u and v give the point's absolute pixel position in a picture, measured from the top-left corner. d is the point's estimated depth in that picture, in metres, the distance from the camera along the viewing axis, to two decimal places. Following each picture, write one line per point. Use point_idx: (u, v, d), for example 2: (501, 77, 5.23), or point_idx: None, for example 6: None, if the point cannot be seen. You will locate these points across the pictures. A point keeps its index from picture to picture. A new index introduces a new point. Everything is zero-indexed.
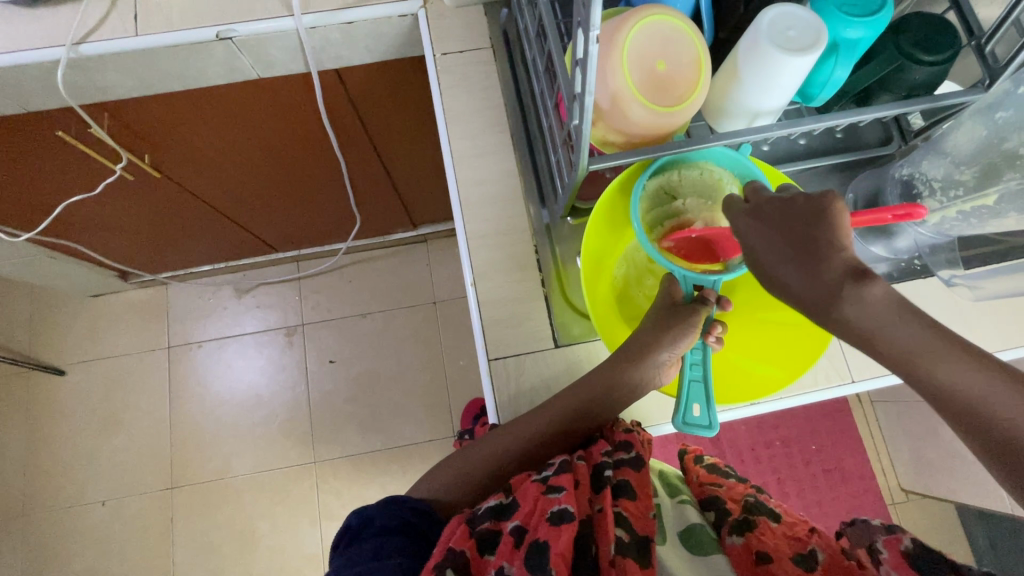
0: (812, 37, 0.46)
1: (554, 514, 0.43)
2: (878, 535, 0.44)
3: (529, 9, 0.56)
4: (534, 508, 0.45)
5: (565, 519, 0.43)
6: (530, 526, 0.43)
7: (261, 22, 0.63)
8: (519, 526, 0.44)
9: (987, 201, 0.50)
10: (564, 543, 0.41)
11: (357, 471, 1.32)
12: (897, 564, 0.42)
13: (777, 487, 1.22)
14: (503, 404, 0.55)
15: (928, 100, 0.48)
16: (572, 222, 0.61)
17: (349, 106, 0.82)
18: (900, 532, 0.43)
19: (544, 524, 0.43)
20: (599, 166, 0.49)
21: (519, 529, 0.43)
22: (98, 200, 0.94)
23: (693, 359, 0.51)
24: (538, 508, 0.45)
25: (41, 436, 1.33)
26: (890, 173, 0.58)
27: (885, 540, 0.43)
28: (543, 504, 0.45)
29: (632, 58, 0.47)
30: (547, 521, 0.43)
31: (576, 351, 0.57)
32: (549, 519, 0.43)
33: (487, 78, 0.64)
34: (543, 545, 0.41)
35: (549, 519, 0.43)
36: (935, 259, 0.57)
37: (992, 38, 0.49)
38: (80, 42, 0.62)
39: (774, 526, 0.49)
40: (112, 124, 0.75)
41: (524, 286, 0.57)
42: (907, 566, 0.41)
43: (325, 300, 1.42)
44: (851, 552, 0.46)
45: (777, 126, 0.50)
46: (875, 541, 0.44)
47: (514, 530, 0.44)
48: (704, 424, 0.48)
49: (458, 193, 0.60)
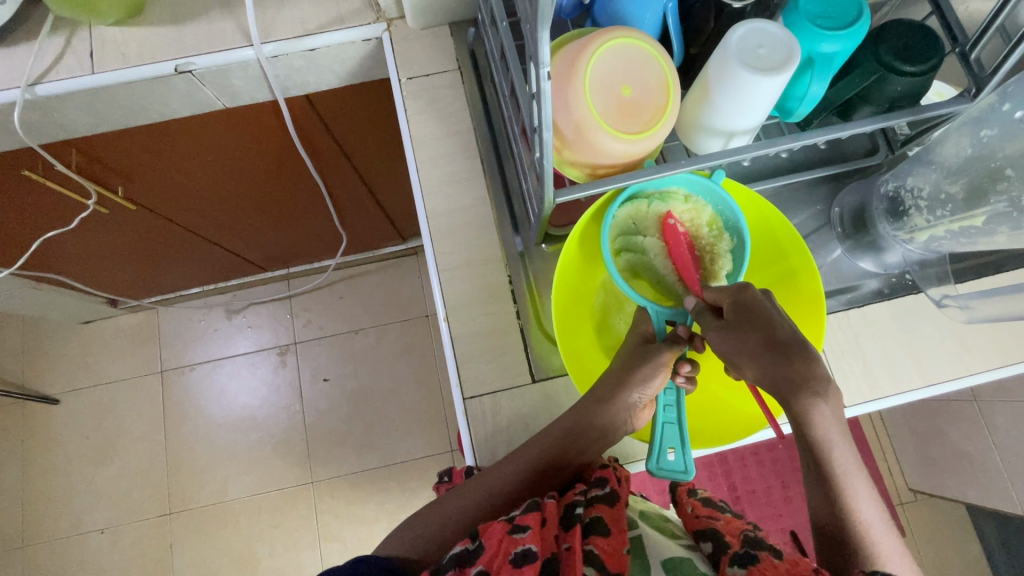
0: (784, 54, 0.44)
1: (517, 555, 0.42)
2: None
3: (492, 31, 0.54)
4: (497, 550, 0.43)
5: (528, 558, 0.42)
6: (493, 569, 0.42)
7: (220, 53, 0.61)
8: (482, 570, 0.42)
9: (975, 222, 0.48)
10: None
11: (354, 489, 1.31)
12: None
13: (781, 492, 1.20)
14: (479, 444, 0.54)
15: (912, 112, 0.46)
16: (548, 249, 0.58)
17: (323, 128, 0.80)
18: None
19: (506, 565, 0.42)
20: (567, 198, 0.47)
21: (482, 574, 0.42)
22: (74, 234, 0.92)
23: (666, 400, 0.50)
24: (501, 550, 0.43)
25: (38, 466, 1.32)
26: (876, 186, 0.55)
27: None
28: (506, 545, 0.43)
29: (595, 83, 0.45)
30: (509, 563, 0.42)
31: (555, 385, 0.55)
32: (511, 561, 0.42)
33: (454, 102, 0.62)
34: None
35: (512, 561, 0.42)
36: (926, 275, 0.54)
37: (977, 44, 0.46)
38: (35, 82, 0.60)
39: (777, 561, 0.45)
40: (80, 161, 0.74)
41: (497, 318, 0.55)
42: None
43: (317, 317, 1.41)
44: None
45: (752, 147, 0.47)
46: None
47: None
48: (681, 469, 0.47)
49: (427, 224, 0.58)
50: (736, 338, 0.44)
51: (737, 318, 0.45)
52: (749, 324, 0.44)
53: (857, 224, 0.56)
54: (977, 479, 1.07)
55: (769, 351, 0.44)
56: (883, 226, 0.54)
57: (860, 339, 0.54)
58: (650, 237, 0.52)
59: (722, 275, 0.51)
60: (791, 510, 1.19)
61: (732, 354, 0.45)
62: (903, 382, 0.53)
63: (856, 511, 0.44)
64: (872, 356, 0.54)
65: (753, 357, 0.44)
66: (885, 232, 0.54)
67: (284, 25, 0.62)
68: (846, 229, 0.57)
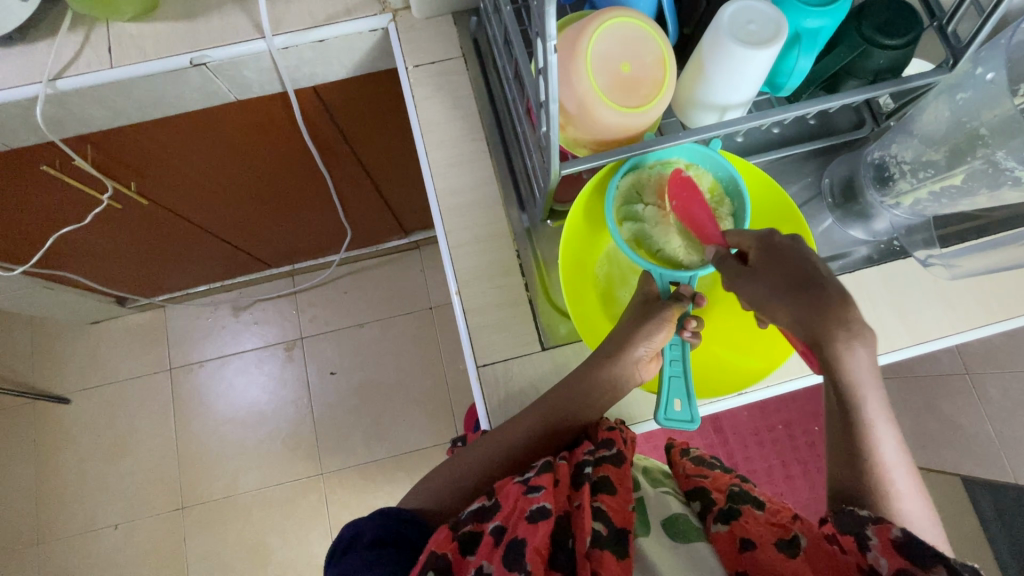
0: (772, 29, 0.47)
1: (532, 512, 0.45)
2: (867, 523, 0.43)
3: (496, 16, 0.57)
4: (513, 507, 0.46)
5: (542, 516, 0.45)
6: (509, 525, 0.45)
7: (232, 45, 0.64)
8: (499, 525, 0.46)
9: (954, 180, 0.51)
10: (540, 538, 0.43)
11: (364, 480, 1.33)
12: (885, 550, 0.41)
13: (782, 470, 1.23)
14: (492, 409, 0.56)
15: (894, 83, 0.49)
16: (552, 224, 0.61)
17: (329, 120, 0.83)
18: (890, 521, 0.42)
19: (522, 522, 0.44)
20: (572, 170, 0.50)
21: (500, 529, 0.45)
22: (87, 230, 0.95)
23: (673, 355, 0.51)
24: (517, 507, 0.46)
25: (50, 465, 1.34)
26: (863, 156, 0.58)
27: (875, 528, 0.42)
28: (522, 503, 0.46)
29: (596, 61, 0.48)
30: (525, 519, 0.45)
31: (563, 352, 0.57)
32: (527, 517, 0.45)
33: (459, 87, 0.65)
34: (519, 541, 0.43)
35: (528, 517, 0.45)
36: (912, 241, 0.57)
37: (953, 18, 0.49)
38: (56, 77, 0.62)
39: (758, 514, 0.50)
40: (95, 155, 0.76)
41: (506, 291, 0.58)
42: (895, 553, 0.40)
43: (322, 312, 1.43)
44: (836, 538, 0.45)
45: (745, 118, 0.50)
46: (863, 529, 0.43)
47: (494, 530, 0.45)
48: (687, 419, 0.49)
49: (437, 203, 0.61)
50: (764, 282, 0.46)
51: (763, 262, 0.47)
52: (771, 265, 0.46)
53: (846, 194, 0.60)
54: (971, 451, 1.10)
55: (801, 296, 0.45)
56: (872, 194, 0.57)
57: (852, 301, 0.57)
58: (650, 204, 0.54)
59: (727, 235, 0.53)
60: (791, 487, 1.22)
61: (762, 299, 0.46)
62: (892, 340, 0.56)
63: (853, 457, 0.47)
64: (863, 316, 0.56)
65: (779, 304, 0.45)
66: (873, 200, 0.57)
67: (294, 18, 0.65)
68: (836, 199, 0.61)
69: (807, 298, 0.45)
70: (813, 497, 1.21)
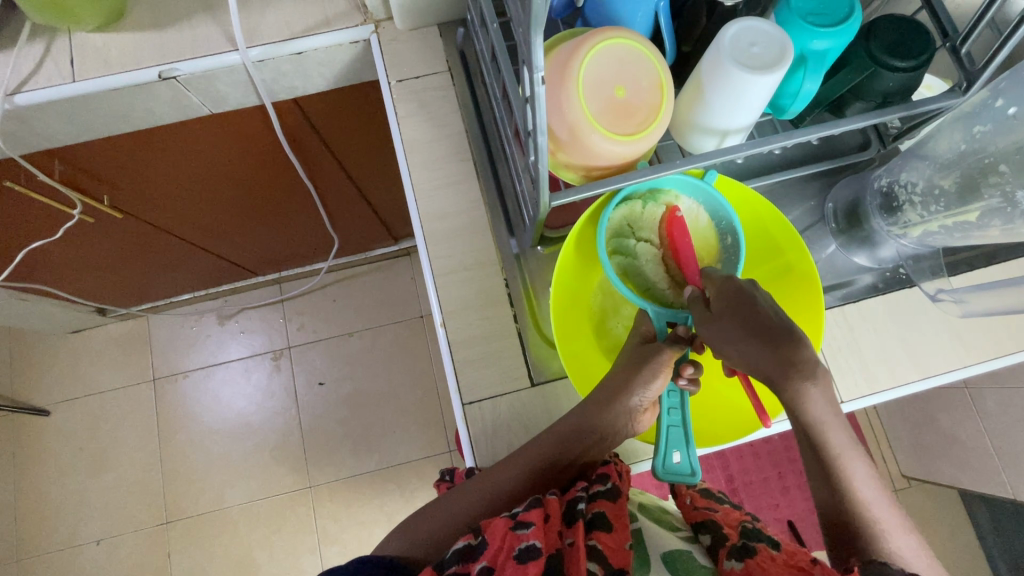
0: (778, 52, 0.44)
1: (521, 551, 0.43)
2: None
3: (482, 31, 0.53)
4: (501, 545, 0.44)
5: (532, 555, 0.42)
6: (497, 565, 0.42)
7: (203, 58, 0.60)
8: (487, 566, 0.42)
9: (969, 217, 0.48)
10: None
11: (353, 493, 1.30)
12: None
13: (778, 483, 1.21)
14: (479, 448, 0.53)
15: (904, 107, 0.46)
16: (544, 251, 0.58)
17: (311, 130, 0.79)
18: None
19: (510, 562, 0.42)
20: (563, 201, 0.46)
21: (487, 569, 0.42)
22: (59, 244, 0.91)
23: (670, 403, 0.49)
24: (505, 545, 0.43)
25: (30, 479, 1.31)
26: (869, 181, 0.55)
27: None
28: (510, 541, 0.44)
29: (588, 85, 0.45)
30: (513, 559, 0.42)
31: (553, 388, 0.55)
32: (515, 557, 0.42)
33: (445, 104, 0.61)
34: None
35: (517, 556, 0.42)
36: (919, 268, 0.54)
37: (968, 39, 0.46)
38: (14, 92, 0.58)
39: (775, 554, 0.47)
40: (63, 170, 0.72)
41: (494, 322, 0.55)
42: None
43: (310, 320, 1.40)
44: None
45: (745, 146, 0.47)
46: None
47: (482, 571, 0.42)
48: (687, 472, 0.47)
49: (422, 228, 0.58)
50: (722, 327, 0.44)
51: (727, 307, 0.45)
52: (736, 311, 0.44)
53: (850, 219, 0.57)
54: (969, 466, 1.09)
55: (751, 342, 0.43)
56: (878, 222, 0.54)
57: (857, 336, 0.54)
58: (643, 241, 0.52)
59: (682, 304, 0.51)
60: (788, 500, 1.20)
61: (719, 344, 0.44)
62: (900, 376, 0.53)
63: (855, 504, 0.45)
64: (868, 350, 0.54)
65: (740, 347, 0.43)
66: (878, 228, 0.54)
67: (270, 28, 0.61)
68: (839, 225, 0.58)
69: (773, 343, 0.42)
70: (809, 510, 1.20)
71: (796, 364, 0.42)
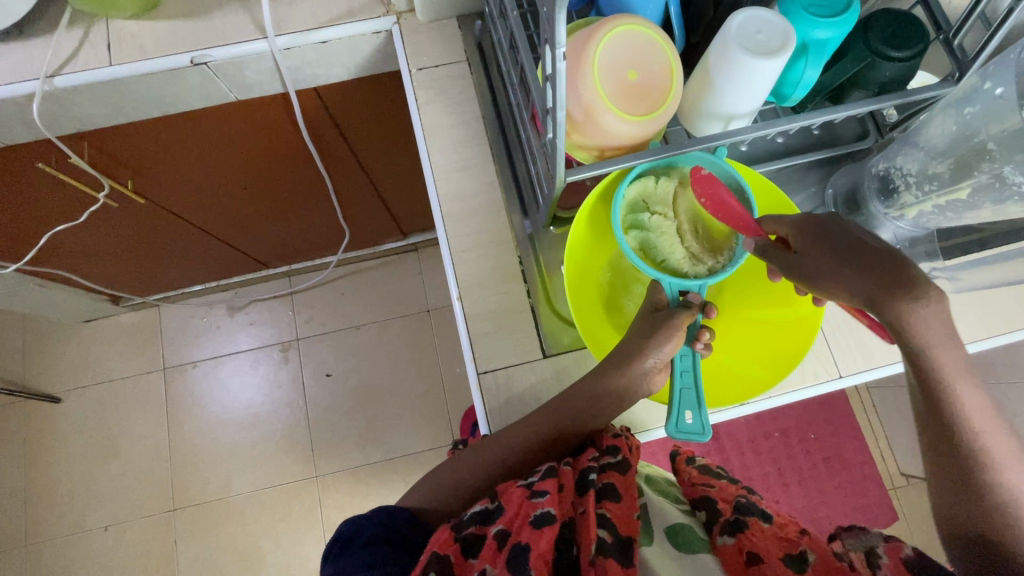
0: (781, 40, 0.46)
1: (537, 516, 0.44)
2: (877, 542, 0.44)
3: (501, 21, 0.56)
4: (517, 511, 0.46)
5: (547, 521, 0.44)
6: (513, 530, 0.44)
7: (233, 45, 0.63)
8: (503, 530, 0.45)
9: (960, 194, 0.51)
10: (545, 544, 0.43)
11: (358, 483, 1.32)
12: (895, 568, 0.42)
13: (778, 478, 1.22)
14: (493, 416, 0.56)
15: (900, 95, 0.49)
16: (555, 230, 0.61)
17: (330, 121, 0.82)
18: (900, 540, 0.43)
19: (526, 527, 0.44)
20: (577, 177, 0.49)
21: (503, 533, 0.44)
22: (81, 228, 0.93)
23: (683, 366, 0.52)
24: (521, 512, 0.45)
25: (39, 465, 1.32)
26: (867, 168, 0.58)
27: (885, 546, 0.43)
28: (526, 508, 0.46)
29: (603, 68, 0.48)
30: (529, 524, 0.44)
31: (564, 359, 0.57)
32: (531, 522, 0.44)
33: (463, 92, 0.64)
34: (523, 548, 0.42)
35: (532, 522, 0.44)
36: (915, 251, 0.57)
37: (960, 31, 0.49)
38: (54, 74, 0.61)
39: (765, 526, 0.49)
40: (92, 154, 0.75)
41: (508, 297, 0.58)
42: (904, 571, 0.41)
43: (319, 313, 1.42)
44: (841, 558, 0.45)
45: (751, 129, 0.50)
46: (873, 547, 0.44)
47: (497, 534, 0.45)
48: (698, 431, 0.49)
49: (440, 208, 0.61)
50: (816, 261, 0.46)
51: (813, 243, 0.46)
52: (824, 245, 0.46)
53: (850, 205, 0.59)
54: None
55: (847, 269, 0.44)
56: (876, 205, 0.57)
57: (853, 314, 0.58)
58: (657, 214, 0.54)
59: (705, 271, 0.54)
60: (787, 495, 1.22)
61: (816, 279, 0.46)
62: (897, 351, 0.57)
63: None
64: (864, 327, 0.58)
65: (838, 277, 0.44)
66: (876, 212, 0.57)
67: (296, 19, 0.64)
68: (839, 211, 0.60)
69: (872, 267, 0.43)
70: (808, 505, 1.21)
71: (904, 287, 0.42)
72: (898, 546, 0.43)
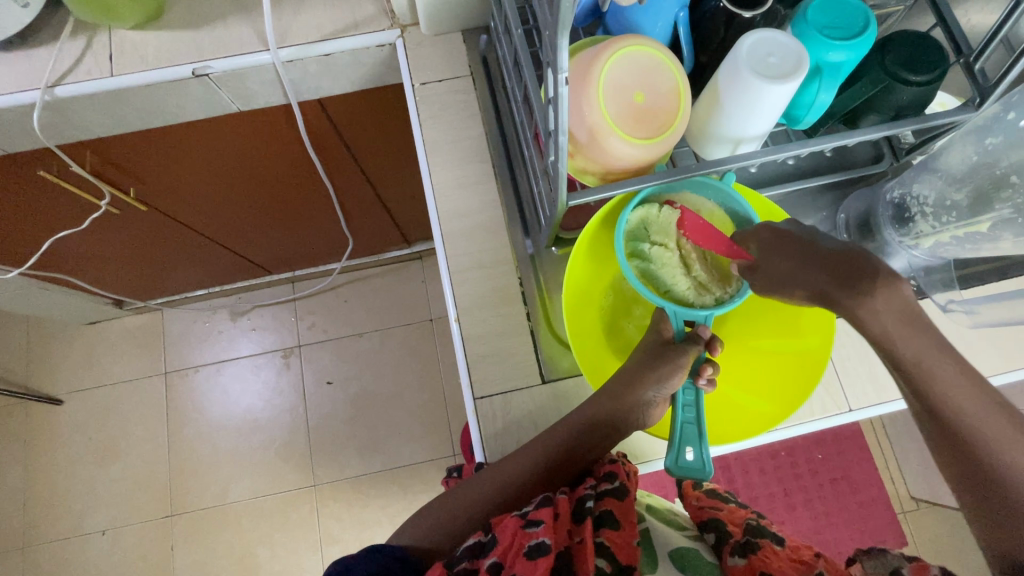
0: (794, 63, 0.45)
1: (531, 547, 0.43)
2: (902, 562, 0.42)
3: (506, 38, 0.55)
4: (511, 543, 0.44)
5: (542, 551, 0.43)
6: (507, 562, 0.43)
7: (236, 57, 0.62)
8: (496, 562, 0.43)
9: (980, 228, 0.50)
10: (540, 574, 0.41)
11: (356, 492, 1.31)
12: None
13: (784, 499, 1.19)
14: (489, 443, 0.54)
15: (917, 121, 0.47)
16: (557, 251, 0.59)
17: (334, 131, 0.81)
18: (928, 561, 0.42)
19: (520, 558, 0.42)
20: (579, 201, 0.48)
21: (496, 565, 0.43)
22: (84, 234, 0.93)
23: (686, 399, 0.50)
24: (515, 543, 0.44)
25: (40, 467, 1.32)
26: (880, 193, 0.56)
27: (911, 566, 0.42)
28: (520, 538, 0.44)
29: (608, 90, 0.46)
30: (523, 555, 0.43)
31: (564, 385, 0.56)
32: (525, 553, 0.43)
33: (466, 108, 0.63)
34: None
35: (525, 553, 0.43)
36: (931, 281, 0.54)
37: (981, 56, 0.47)
38: (55, 84, 0.61)
39: (778, 548, 0.48)
40: (94, 162, 0.74)
41: (508, 319, 0.56)
42: None
43: (321, 320, 1.41)
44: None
45: (761, 153, 0.48)
46: (899, 569, 0.42)
47: (491, 567, 0.43)
48: (699, 467, 0.47)
49: (440, 226, 0.59)
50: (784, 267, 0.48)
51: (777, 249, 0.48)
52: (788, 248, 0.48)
53: (862, 231, 0.57)
54: None
55: (813, 273, 0.47)
56: (889, 232, 0.54)
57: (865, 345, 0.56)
58: (660, 242, 0.52)
59: (711, 301, 0.52)
60: (793, 517, 1.19)
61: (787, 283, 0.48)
62: None
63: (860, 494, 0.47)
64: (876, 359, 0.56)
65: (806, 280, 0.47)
66: (891, 239, 0.54)
67: (300, 31, 0.63)
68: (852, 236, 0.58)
69: (836, 270, 0.46)
70: (815, 528, 1.18)
71: (864, 283, 0.45)
72: (924, 566, 0.42)
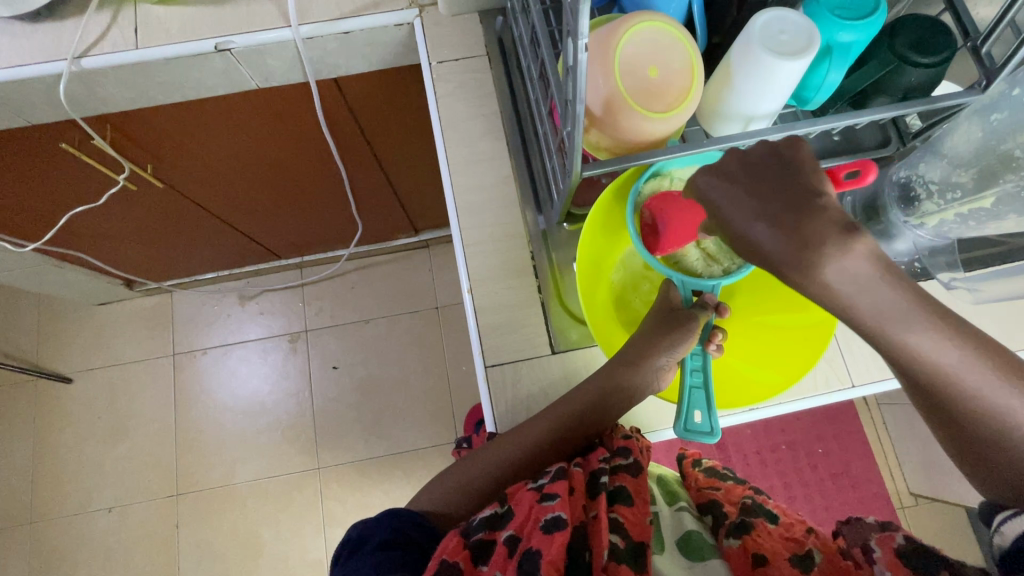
0: (805, 41, 0.46)
1: (548, 522, 0.44)
2: (871, 533, 0.44)
3: (523, 16, 0.56)
4: (527, 516, 0.45)
5: (559, 526, 0.44)
6: (524, 535, 0.44)
7: (257, 33, 0.64)
8: (513, 535, 0.44)
9: (984, 203, 0.51)
10: (556, 550, 0.42)
11: (360, 476, 1.32)
12: (889, 562, 0.41)
13: (784, 492, 1.20)
14: (499, 412, 0.56)
15: (923, 102, 0.48)
16: (568, 228, 0.60)
17: (349, 113, 0.83)
18: (893, 529, 0.43)
19: (537, 532, 0.43)
20: (593, 172, 0.49)
21: (513, 538, 0.44)
22: (100, 211, 0.94)
23: (693, 364, 0.53)
24: (531, 516, 0.45)
25: (49, 444, 1.34)
26: (888, 176, 0.58)
27: (879, 538, 0.43)
28: (536, 512, 0.45)
29: (624, 64, 0.47)
30: (540, 529, 0.44)
31: (573, 357, 0.57)
32: (542, 528, 0.44)
33: (482, 87, 0.65)
34: (533, 554, 0.42)
35: (543, 527, 0.44)
36: (935, 262, 0.57)
37: (988, 39, 0.48)
38: (81, 55, 0.62)
39: (772, 528, 0.49)
40: (114, 136, 0.76)
41: (519, 292, 0.58)
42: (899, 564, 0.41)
43: (329, 306, 1.43)
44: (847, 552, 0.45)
45: (771, 130, 0.49)
46: (868, 540, 0.43)
47: (508, 540, 0.44)
48: (706, 430, 0.49)
49: (455, 201, 0.61)
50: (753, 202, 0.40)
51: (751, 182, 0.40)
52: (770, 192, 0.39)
53: (870, 213, 0.59)
54: None
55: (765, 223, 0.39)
56: (896, 213, 0.57)
57: None
58: None
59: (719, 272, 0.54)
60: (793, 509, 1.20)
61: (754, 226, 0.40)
62: None
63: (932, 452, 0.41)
64: None
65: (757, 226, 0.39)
66: (896, 220, 0.57)
67: (320, 8, 0.65)
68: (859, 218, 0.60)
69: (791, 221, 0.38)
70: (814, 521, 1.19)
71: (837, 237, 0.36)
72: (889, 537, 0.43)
